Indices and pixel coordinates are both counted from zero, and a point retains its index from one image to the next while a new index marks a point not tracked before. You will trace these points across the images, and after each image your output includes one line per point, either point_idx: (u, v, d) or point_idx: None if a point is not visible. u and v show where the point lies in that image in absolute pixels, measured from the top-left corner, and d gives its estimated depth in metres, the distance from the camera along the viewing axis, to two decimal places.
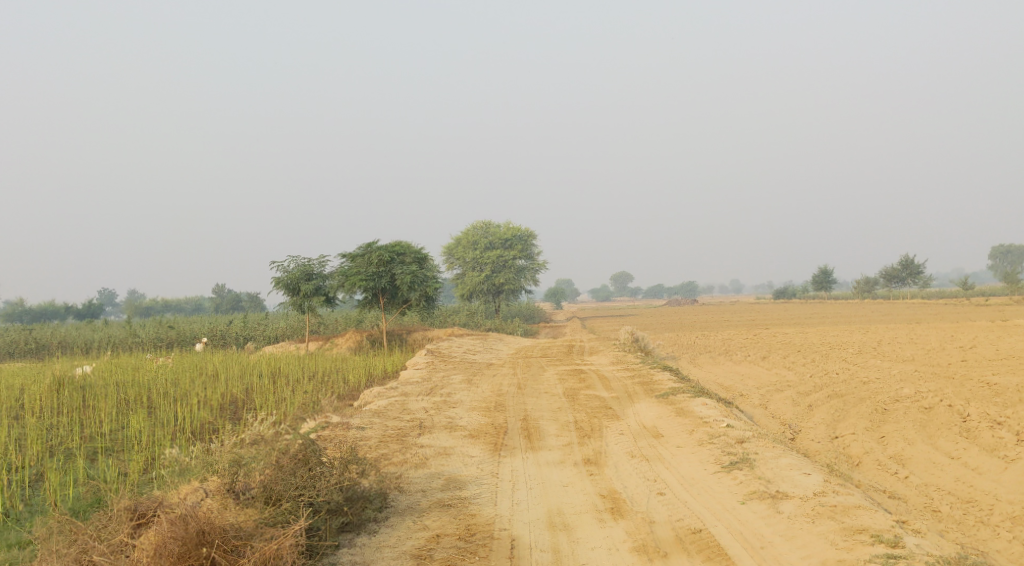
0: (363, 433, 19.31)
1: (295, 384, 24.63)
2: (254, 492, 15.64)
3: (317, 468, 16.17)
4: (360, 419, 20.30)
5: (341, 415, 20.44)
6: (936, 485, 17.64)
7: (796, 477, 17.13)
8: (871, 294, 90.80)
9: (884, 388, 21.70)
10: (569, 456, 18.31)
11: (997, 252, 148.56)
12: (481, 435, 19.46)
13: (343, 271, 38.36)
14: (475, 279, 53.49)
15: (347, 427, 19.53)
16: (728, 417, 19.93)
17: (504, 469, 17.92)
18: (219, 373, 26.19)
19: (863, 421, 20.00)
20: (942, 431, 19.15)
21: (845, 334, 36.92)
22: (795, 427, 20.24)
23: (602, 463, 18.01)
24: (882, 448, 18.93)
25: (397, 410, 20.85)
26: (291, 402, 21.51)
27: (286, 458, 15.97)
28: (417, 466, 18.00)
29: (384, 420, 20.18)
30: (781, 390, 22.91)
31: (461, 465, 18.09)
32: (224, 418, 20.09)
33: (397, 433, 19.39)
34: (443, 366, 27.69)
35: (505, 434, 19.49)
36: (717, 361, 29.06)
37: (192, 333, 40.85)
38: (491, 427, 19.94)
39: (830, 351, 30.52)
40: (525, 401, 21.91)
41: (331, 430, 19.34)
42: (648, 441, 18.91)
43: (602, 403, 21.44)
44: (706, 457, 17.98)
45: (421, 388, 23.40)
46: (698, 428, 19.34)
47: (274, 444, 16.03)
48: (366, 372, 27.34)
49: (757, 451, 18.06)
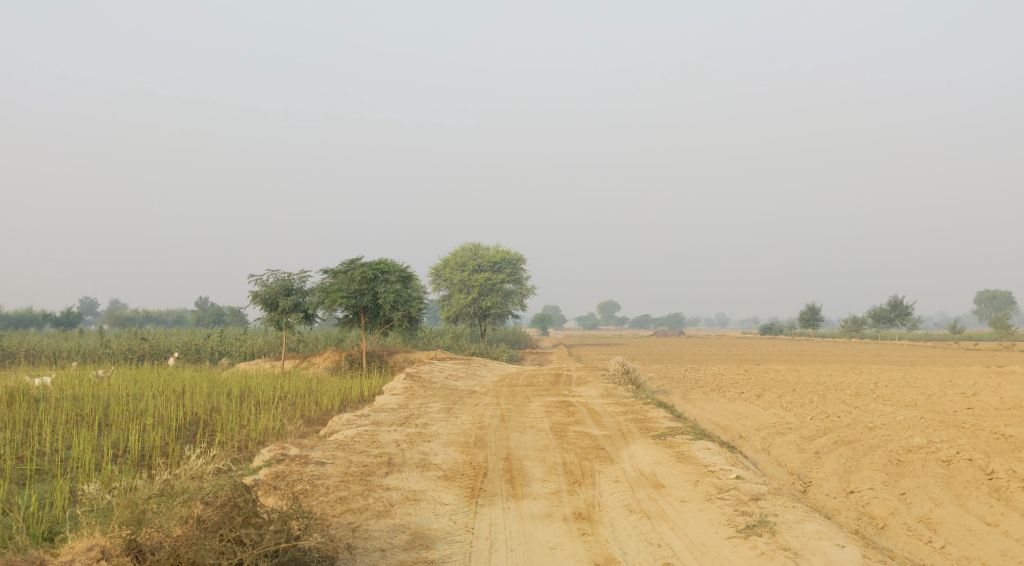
0: (322, 470, 17.80)
1: (262, 405, 23.17)
2: (161, 555, 14.38)
3: (257, 519, 14.77)
4: (322, 451, 18.77)
5: (300, 445, 18.93)
6: (978, 559, 16.17)
7: (828, 550, 15.61)
8: (859, 333, 89.59)
9: (894, 435, 20.33)
10: (558, 509, 16.82)
11: (981, 298, 148.35)
12: (457, 478, 17.96)
13: (323, 287, 36.90)
14: (461, 300, 52.11)
15: (307, 462, 18.02)
16: (735, 466, 18.47)
17: (481, 523, 16.42)
18: (185, 391, 24.69)
19: (880, 475, 18.60)
20: (970, 490, 17.83)
21: (840, 374, 35.50)
22: (805, 478, 18.82)
23: (594, 519, 16.55)
24: (907, 508, 17.51)
25: (366, 443, 19.33)
26: (253, 427, 20.04)
27: (210, 509, 14.59)
28: (380, 516, 16.50)
29: (348, 454, 18.68)
30: (784, 433, 21.50)
31: (432, 516, 16.60)
32: (177, 442, 18.61)
33: (361, 472, 17.90)
34: (422, 392, 26.19)
35: (484, 477, 18.01)
36: (711, 397, 27.60)
37: (166, 346, 39.35)
38: (468, 468, 18.44)
39: (828, 392, 29.10)
40: (508, 436, 20.44)
41: (288, 465, 17.83)
42: (648, 493, 17.45)
43: (592, 443, 19.96)
44: (717, 517, 16.50)
45: (394, 417, 21.88)
46: (703, 478, 17.91)
47: (198, 492, 14.64)
48: (340, 395, 25.86)
49: (773, 513, 16.58)
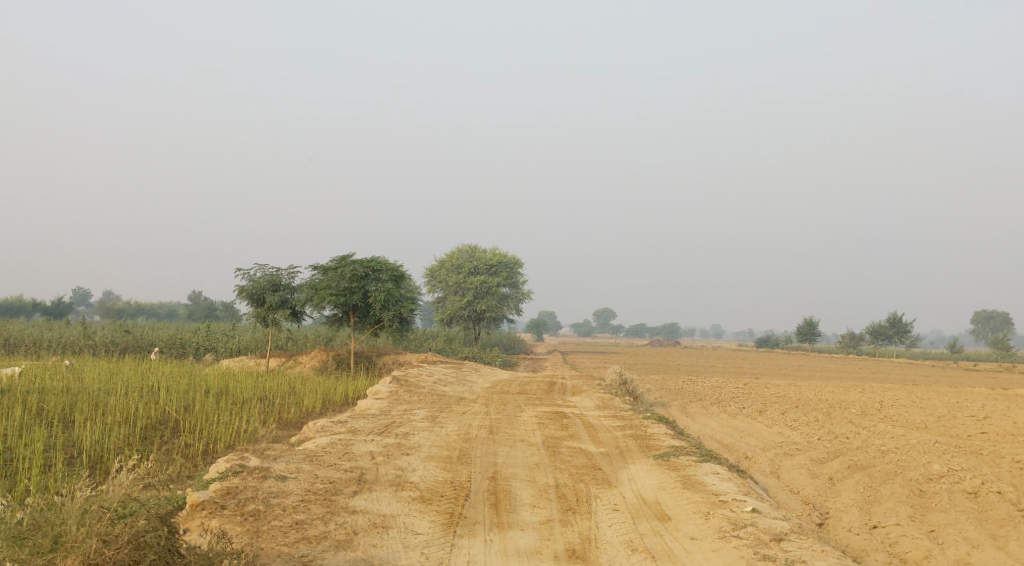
0: (283, 486, 16.51)
1: (239, 405, 21.86)
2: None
3: (175, 560, 14.15)
4: (286, 462, 17.46)
5: (263, 454, 17.64)
6: None
7: None
8: (857, 349, 88.24)
9: (911, 460, 19.11)
10: (549, 544, 15.57)
11: (978, 318, 147.63)
12: (435, 500, 16.69)
13: (312, 284, 35.61)
14: (456, 303, 50.81)
15: (266, 475, 16.71)
16: (746, 496, 17.22)
17: (459, 559, 15.17)
18: (162, 387, 23.40)
19: (904, 508, 17.38)
20: (1006, 529, 16.65)
21: (843, 392, 34.25)
22: (821, 509, 17.59)
23: (590, 559, 15.29)
24: (940, 550, 16.29)
25: (337, 455, 18.03)
26: (222, 430, 18.82)
27: (115, 546, 13.95)
28: (341, 547, 15.26)
29: (314, 467, 17.37)
30: (792, 454, 20.27)
31: (401, 548, 15.33)
32: (133, 447, 17.42)
33: (326, 491, 16.60)
34: (407, 397, 24.88)
35: (465, 501, 16.73)
36: (711, 412, 26.34)
37: (149, 339, 37.98)
38: (449, 488, 17.15)
39: (832, 410, 27.79)
40: (495, 451, 19.15)
41: (244, 479, 16.50)
42: (652, 526, 16.18)
43: (589, 462, 18.68)
44: (733, 561, 15.24)
45: (374, 424, 20.58)
46: (714, 510, 16.63)
47: (104, 521, 14.04)
48: (323, 397, 24.56)
49: (800, 558, 15.32)
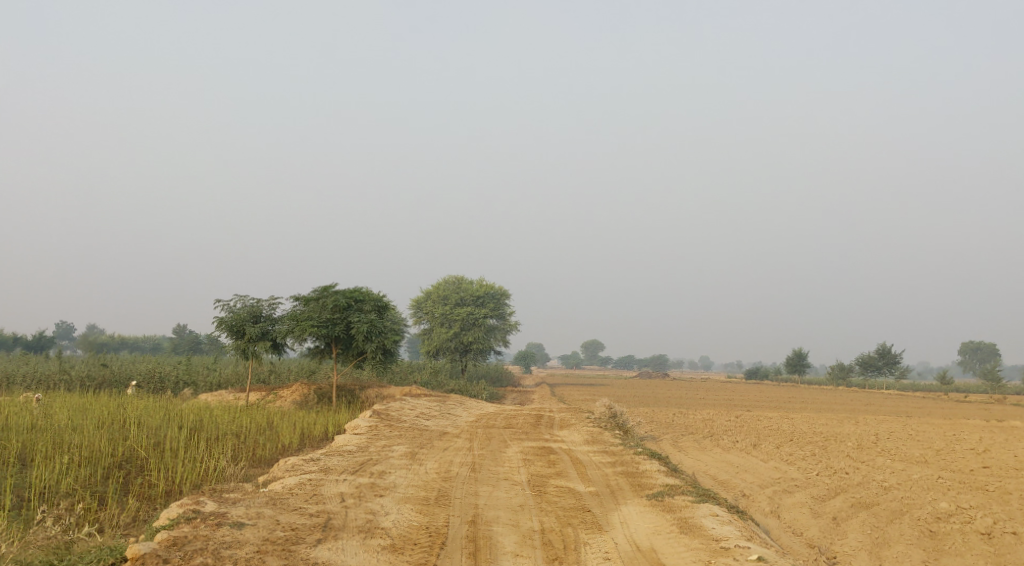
0: (238, 535, 15.53)
1: (212, 440, 20.93)
2: None
3: None
4: (247, 505, 16.51)
5: (219, 496, 16.74)
6: None
7: None
8: (847, 381, 87.43)
9: (917, 497, 18.26)
10: None
11: (964, 349, 147.36)
12: (409, 550, 15.73)
13: (293, 315, 34.63)
14: (443, 334, 49.82)
15: (221, 522, 15.74)
16: (745, 540, 16.35)
17: None
18: (134, 422, 22.40)
19: (917, 552, 16.54)
20: None
21: (837, 424, 33.40)
22: (828, 553, 16.74)
23: None
24: None
25: (304, 499, 17.06)
26: (188, 469, 17.96)
27: None
28: None
29: (277, 512, 16.41)
30: (791, 491, 19.39)
31: None
32: (88, 495, 16.62)
33: (286, 539, 15.63)
34: (388, 432, 23.92)
35: (441, 550, 15.78)
36: (704, 447, 25.45)
37: (127, 373, 36.82)
38: (424, 535, 16.20)
39: (827, 443, 26.94)
40: (477, 492, 18.20)
41: (195, 527, 15.54)
42: None
43: (577, 504, 17.75)
44: None
45: (348, 462, 19.62)
46: (714, 558, 15.72)
47: None
48: (302, 433, 23.58)
49: None
